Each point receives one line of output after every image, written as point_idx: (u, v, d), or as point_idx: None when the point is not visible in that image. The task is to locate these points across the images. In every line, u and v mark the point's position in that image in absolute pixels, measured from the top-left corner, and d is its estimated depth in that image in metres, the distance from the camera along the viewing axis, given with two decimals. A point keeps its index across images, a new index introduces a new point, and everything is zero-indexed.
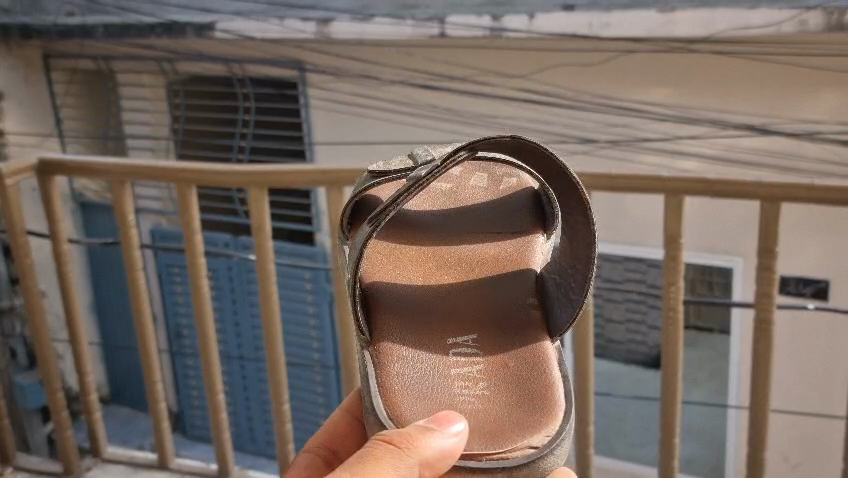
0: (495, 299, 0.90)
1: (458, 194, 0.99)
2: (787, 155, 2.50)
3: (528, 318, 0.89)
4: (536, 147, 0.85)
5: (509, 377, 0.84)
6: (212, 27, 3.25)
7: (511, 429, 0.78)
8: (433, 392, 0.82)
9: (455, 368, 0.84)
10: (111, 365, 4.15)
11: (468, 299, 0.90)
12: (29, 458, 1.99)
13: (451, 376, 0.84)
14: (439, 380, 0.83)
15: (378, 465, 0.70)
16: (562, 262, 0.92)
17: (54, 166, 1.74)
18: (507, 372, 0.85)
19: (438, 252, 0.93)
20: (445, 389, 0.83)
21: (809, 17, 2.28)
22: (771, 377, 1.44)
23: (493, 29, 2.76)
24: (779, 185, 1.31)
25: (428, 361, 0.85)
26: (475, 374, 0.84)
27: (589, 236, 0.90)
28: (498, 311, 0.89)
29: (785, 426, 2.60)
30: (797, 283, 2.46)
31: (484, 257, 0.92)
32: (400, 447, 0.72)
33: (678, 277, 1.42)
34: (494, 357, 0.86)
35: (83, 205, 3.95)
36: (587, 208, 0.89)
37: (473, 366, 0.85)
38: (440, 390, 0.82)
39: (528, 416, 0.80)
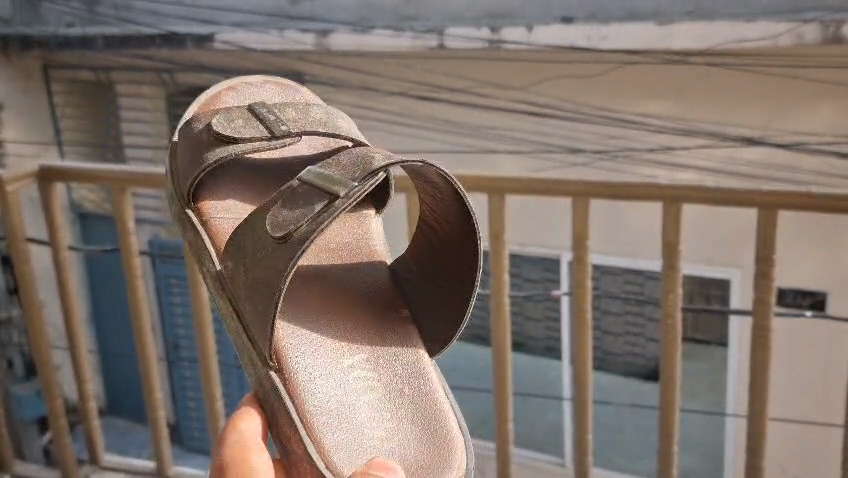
0: (383, 337, 1.09)
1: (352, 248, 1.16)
2: (786, 167, 2.48)
3: (405, 334, 1.10)
4: (284, 193, 0.94)
5: (400, 400, 1.02)
6: (211, 38, 3.31)
7: (418, 460, 0.95)
8: (341, 415, 0.97)
9: (359, 397, 1.00)
10: (108, 376, 4.14)
11: (365, 340, 1.07)
12: (27, 466, 1.99)
13: (357, 404, 1.00)
14: (345, 406, 0.98)
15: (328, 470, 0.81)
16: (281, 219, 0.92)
17: (52, 175, 1.73)
18: (400, 396, 1.03)
19: (326, 285, 1.11)
20: (352, 415, 0.98)
21: (807, 30, 2.37)
22: (769, 384, 1.43)
23: (492, 40, 2.83)
24: (778, 193, 1.32)
25: (328, 382, 1.00)
26: (377, 403, 1.01)
27: (293, 219, 0.91)
28: (390, 344, 1.08)
29: (783, 436, 2.62)
30: (794, 294, 2.47)
31: (351, 296, 1.11)
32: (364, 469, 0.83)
33: (676, 283, 1.43)
34: (388, 384, 1.03)
35: (81, 216, 3.95)
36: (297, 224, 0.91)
37: (373, 394, 1.02)
38: (347, 415, 0.98)
39: (424, 443, 0.97)
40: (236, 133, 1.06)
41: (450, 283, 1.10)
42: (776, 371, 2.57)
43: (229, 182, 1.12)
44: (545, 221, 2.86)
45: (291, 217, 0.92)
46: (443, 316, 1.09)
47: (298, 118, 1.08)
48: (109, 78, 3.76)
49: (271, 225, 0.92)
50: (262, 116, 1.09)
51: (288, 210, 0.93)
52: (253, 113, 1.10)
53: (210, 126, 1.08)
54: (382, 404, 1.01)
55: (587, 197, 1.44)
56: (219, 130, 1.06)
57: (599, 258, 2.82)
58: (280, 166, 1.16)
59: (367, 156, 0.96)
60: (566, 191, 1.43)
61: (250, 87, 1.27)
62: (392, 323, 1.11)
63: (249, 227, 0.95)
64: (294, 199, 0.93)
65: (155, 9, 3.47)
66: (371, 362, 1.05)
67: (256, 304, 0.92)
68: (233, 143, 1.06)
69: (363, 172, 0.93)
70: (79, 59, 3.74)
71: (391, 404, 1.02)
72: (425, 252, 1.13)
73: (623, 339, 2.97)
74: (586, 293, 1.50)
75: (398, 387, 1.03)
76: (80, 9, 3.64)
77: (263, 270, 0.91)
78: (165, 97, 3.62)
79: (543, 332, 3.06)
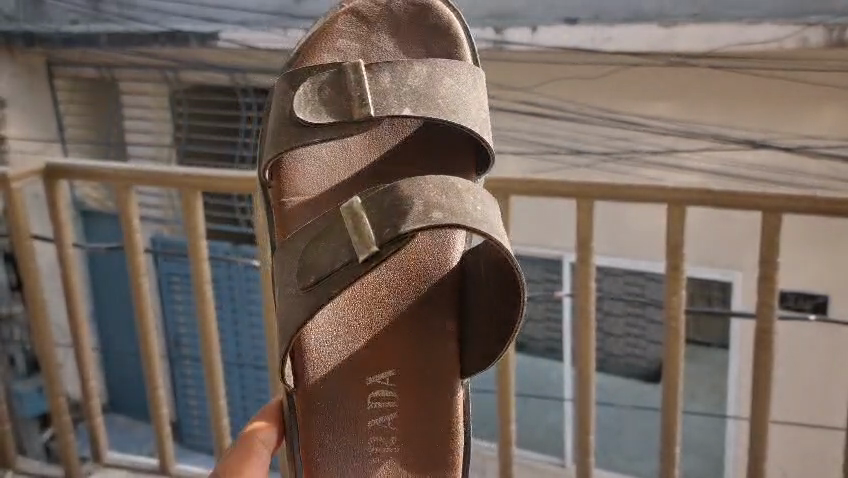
0: (424, 358, 1.18)
1: (424, 264, 1.18)
2: (789, 170, 2.50)
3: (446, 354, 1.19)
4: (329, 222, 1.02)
5: (411, 425, 1.18)
6: (216, 36, 3.28)
7: None
8: (350, 437, 1.15)
9: (374, 419, 1.16)
10: (109, 374, 4.15)
11: (403, 364, 1.18)
12: (30, 462, 2.00)
13: (370, 427, 1.16)
14: (358, 429, 1.16)
15: None
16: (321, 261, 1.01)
17: (57, 172, 1.72)
18: (413, 421, 1.18)
19: (379, 298, 1.18)
20: (362, 437, 1.16)
21: (811, 33, 2.35)
22: (770, 386, 1.43)
23: (495, 41, 2.83)
24: (782, 196, 1.32)
25: (350, 404, 1.15)
26: (389, 425, 1.17)
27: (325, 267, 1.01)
28: (424, 366, 1.18)
29: (782, 437, 2.62)
30: (795, 298, 2.48)
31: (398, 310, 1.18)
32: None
33: (679, 285, 1.43)
34: (404, 406, 1.18)
35: (83, 213, 3.96)
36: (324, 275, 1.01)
37: (388, 415, 1.17)
38: (357, 438, 1.16)
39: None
40: (318, 116, 1.07)
41: (493, 328, 1.18)
42: (777, 373, 2.57)
43: (311, 157, 1.15)
44: (547, 223, 2.85)
45: (327, 261, 1.01)
46: (483, 353, 1.18)
47: (382, 100, 1.07)
48: (112, 76, 3.77)
49: (305, 264, 1.03)
50: (348, 93, 1.07)
51: (325, 251, 1.01)
52: (342, 83, 1.08)
53: (299, 100, 1.08)
54: (393, 427, 1.17)
55: (589, 198, 1.43)
56: (297, 114, 1.07)
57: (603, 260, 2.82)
58: (364, 146, 1.19)
59: (407, 199, 0.98)
60: (570, 192, 1.43)
61: (368, 8, 1.22)
62: (435, 342, 1.19)
63: (291, 251, 1.06)
64: (330, 239, 1.01)
65: (159, 6, 3.50)
66: (396, 388, 1.17)
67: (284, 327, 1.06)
68: (315, 127, 1.07)
69: (389, 230, 0.97)
70: (82, 56, 3.75)
71: (402, 428, 1.18)
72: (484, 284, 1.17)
73: (624, 340, 2.97)
74: (589, 293, 1.50)
75: (410, 412, 1.18)
76: (85, 7, 3.67)
77: (288, 305, 1.04)
78: (167, 94, 3.65)
79: (543, 333, 3.06)
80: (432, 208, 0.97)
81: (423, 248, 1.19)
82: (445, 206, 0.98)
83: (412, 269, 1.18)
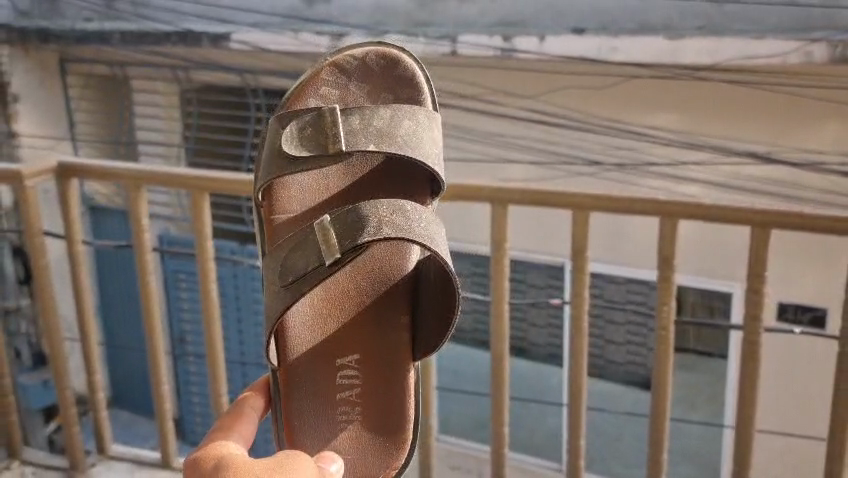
0: (385, 342, 1.27)
1: (386, 263, 1.27)
2: (793, 184, 2.52)
3: (402, 340, 1.27)
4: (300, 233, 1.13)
5: (375, 401, 1.25)
6: (227, 37, 3.34)
7: (369, 463, 1.22)
8: (321, 410, 1.22)
9: (341, 394, 1.24)
10: (114, 368, 4.20)
11: (365, 346, 1.26)
12: (35, 453, 2.04)
13: (338, 400, 1.24)
14: (327, 402, 1.23)
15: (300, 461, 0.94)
16: (293, 267, 1.13)
17: (71, 170, 1.77)
18: (377, 397, 1.25)
19: (345, 292, 1.26)
20: (332, 410, 1.23)
21: (815, 48, 2.37)
22: (756, 396, 1.47)
23: (504, 49, 2.87)
24: (773, 211, 1.35)
25: (318, 380, 1.23)
26: (354, 399, 1.24)
27: (299, 272, 1.12)
28: (385, 348, 1.26)
29: (768, 447, 2.67)
30: (795, 310, 2.52)
31: (364, 298, 1.26)
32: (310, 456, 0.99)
33: (670, 295, 1.46)
34: (367, 384, 1.26)
35: (92, 208, 4.02)
36: (296, 278, 1.12)
37: (354, 390, 1.25)
38: (327, 409, 1.23)
39: (380, 448, 1.24)
40: (300, 150, 1.15)
41: (442, 316, 1.25)
42: (766, 383, 2.61)
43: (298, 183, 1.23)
44: (547, 229, 2.90)
45: (299, 268, 1.12)
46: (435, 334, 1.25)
47: (354, 142, 1.14)
48: (124, 74, 3.82)
49: (283, 270, 1.13)
50: (328, 132, 1.14)
51: (298, 256, 1.13)
52: (325, 125, 1.15)
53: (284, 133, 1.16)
54: (359, 402, 1.25)
55: (585, 210, 1.47)
56: (284, 147, 1.15)
57: (598, 266, 2.85)
58: (343, 177, 1.26)
59: (365, 219, 1.10)
60: (568, 203, 1.46)
61: (347, 60, 1.26)
62: (393, 331, 1.27)
63: (272, 259, 1.16)
64: (303, 247, 1.12)
65: (172, 6, 3.50)
66: (362, 366, 1.25)
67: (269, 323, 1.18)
68: (295, 160, 1.15)
69: (350, 242, 1.10)
70: (96, 54, 3.79)
71: (366, 404, 1.25)
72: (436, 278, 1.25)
73: (626, 348, 3.01)
74: (583, 302, 1.53)
75: (374, 389, 1.26)
76: (98, 5, 3.65)
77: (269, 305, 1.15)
78: (178, 93, 3.71)
79: (545, 338, 3.10)
80: (383, 226, 1.09)
81: (386, 255, 1.28)
82: (396, 224, 1.10)
83: (377, 267, 1.27)
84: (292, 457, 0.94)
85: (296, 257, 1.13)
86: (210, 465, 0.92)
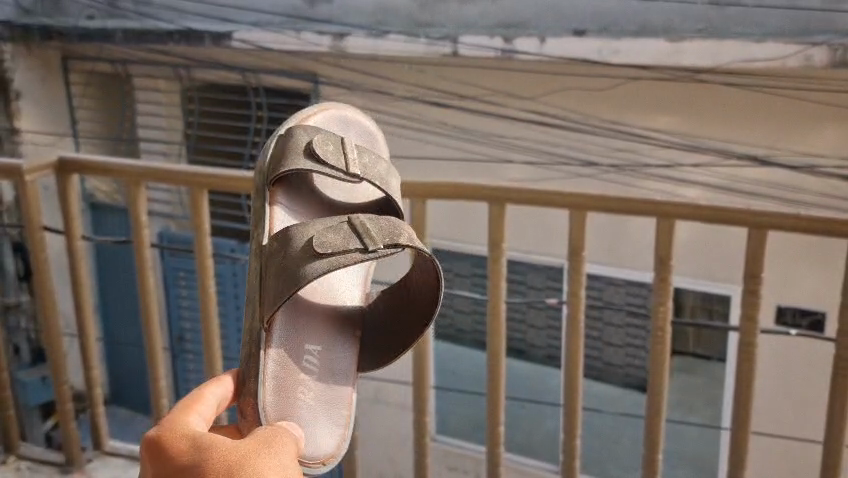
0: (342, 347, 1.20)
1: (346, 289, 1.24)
2: (791, 187, 2.54)
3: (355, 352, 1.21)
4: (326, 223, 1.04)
5: (328, 391, 1.12)
6: (228, 36, 3.32)
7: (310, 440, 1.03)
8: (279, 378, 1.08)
9: (301, 372, 1.11)
10: (113, 364, 4.20)
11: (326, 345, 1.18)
12: (33, 449, 2.03)
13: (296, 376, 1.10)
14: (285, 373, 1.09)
15: (280, 439, 0.79)
16: (317, 242, 1.01)
17: (72, 166, 1.77)
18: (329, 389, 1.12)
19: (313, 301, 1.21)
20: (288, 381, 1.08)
21: (815, 52, 2.36)
22: (752, 397, 1.46)
23: (504, 50, 2.83)
24: (770, 213, 1.35)
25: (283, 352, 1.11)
26: (310, 382, 1.11)
27: (324, 249, 1.00)
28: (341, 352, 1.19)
29: (762, 448, 2.68)
30: (794, 313, 2.52)
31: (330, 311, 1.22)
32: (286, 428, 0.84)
33: (667, 295, 1.46)
34: (323, 375, 1.14)
35: (92, 206, 4.02)
36: (320, 254, 1.00)
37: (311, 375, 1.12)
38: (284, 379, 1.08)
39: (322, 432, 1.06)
40: (322, 157, 1.13)
41: (400, 332, 1.22)
42: (764, 386, 2.62)
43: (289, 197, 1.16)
44: (545, 229, 2.91)
45: (325, 246, 1.01)
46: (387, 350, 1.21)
47: (368, 171, 1.15)
48: (127, 72, 3.82)
49: (317, 239, 1.00)
50: (348, 153, 1.15)
51: (326, 237, 1.01)
52: (348, 148, 1.16)
53: (308, 138, 1.14)
54: (318, 390, 1.11)
55: (584, 211, 1.47)
56: (313, 146, 1.13)
57: (596, 268, 2.85)
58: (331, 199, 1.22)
59: (399, 229, 1.04)
60: (566, 203, 1.46)
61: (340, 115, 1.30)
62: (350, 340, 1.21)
63: (286, 238, 1.03)
64: (331, 233, 1.02)
65: (174, 4, 3.49)
66: (322, 362, 1.15)
67: (272, 286, 1.01)
68: (315, 162, 1.12)
69: (390, 240, 1.02)
70: (98, 51, 3.80)
71: (324, 394, 1.11)
72: (393, 299, 1.24)
73: (625, 350, 3.02)
74: (579, 302, 1.53)
75: (332, 384, 1.13)
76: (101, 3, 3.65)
77: (282, 271, 1.00)
78: (180, 91, 3.72)
79: (545, 340, 3.11)
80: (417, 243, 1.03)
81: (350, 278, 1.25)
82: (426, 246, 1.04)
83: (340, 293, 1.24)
84: (274, 440, 0.78)
85: (322, 236, 1.01)
86: (183, 460, 0.75)
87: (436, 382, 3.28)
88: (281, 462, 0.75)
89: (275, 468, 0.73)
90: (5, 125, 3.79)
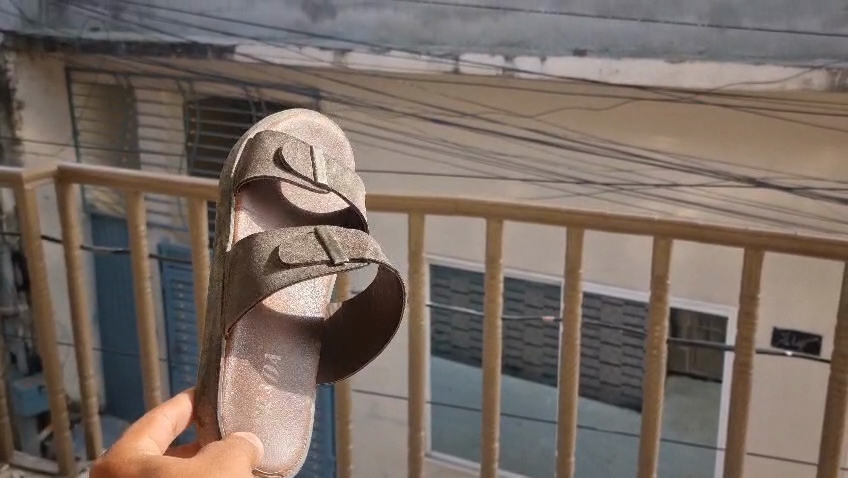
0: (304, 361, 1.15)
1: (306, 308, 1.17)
2: (789, 210, 2.55)
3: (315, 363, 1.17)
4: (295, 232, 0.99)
5: (285, 403, 1.06)
6: (231, 50, 3.33)
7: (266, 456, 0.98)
8: (240, 388, 1.02)
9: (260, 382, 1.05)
10: (109, 375, 4.19)
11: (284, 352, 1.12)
12: (27, 456, 1.96)
13: (255, 386, 1.04)
14: (245, 383, 1.03)
15: (230, 457, 0.79)
16: (282, 253, 0.97)
17: (71, 174, 1.72)
18: (286, 401, 1.07)
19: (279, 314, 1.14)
20: (248, 392, 1.02)
21: (814, 76, 2.39)
22: (747, 419, 1.42)
23: (505, 68, 2.85)
24: (765, 233, 1.34)
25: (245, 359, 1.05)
26: (270, 393, 1.05)
27: (290, 260, 0.96)
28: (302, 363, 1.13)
29: (758, 471, 2.67)
30: (790, 336, 2.53)
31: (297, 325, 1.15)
32: (238, 442, 0.84)
33: (663, 316, 1.43)
34: (281, 384, 1.08)
35: (92, 216, 4.02)
36: (283, 265, 0.96)
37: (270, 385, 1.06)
38: (244, 390, 1.02)
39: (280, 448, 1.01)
40: (290, 165, 1.10)
41: (359, 347, 1.19)
42: (762, 409, 2.62)
43: (251, 199, 1.13)
44: (543, 247, 2.91)
45: (290, 256, 0.97)
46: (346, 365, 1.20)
47: (334, 182, 1.12)
48: (129, 83, 3.82)
49: (282, 251, 0.97)
50: (316, 162, 1.13)
51: (291, 249, 0.97)
52: (317, 158, 1.13)
53: (278, 145, 1.11)
54: (278, 402, 1.06)
55: (581, 228, 1.45)
56: (281, 153, 1.10)
57: (593, 285, 2.87)
58: (295, 207, 1.19)
59: (366, 244, 1.00)
60: (560, 218, 1.45)
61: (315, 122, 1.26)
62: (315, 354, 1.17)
63: (251, 246, 0.99)
64: (297, 244, 0.98)
65: (179, 18, 3.55)
66: (286, 369, 1.10)
67: (236, 297, 0.97)
68: (284, 171, 1.09)
69: (357, 254, 0.98)
70: (101, 62, 3.81)
71: (285, 406, 1.06)
72: (354, 313, 1.21)
73: (620, 369, 3.02)
74: (576, 318, 1.48)
75: (290, 395, 1.08)
76: (105, 15, 3.73)
77: (246, 281, 0.96)
78: (182, 103, 3.71)
79: (540, 358, 3.13)
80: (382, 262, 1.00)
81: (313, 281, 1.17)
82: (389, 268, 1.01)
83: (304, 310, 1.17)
84: (226, 455, 0.79)
85: (287, 248, 0.97)
86: None
87: (432, 398, 3.28)
88: None
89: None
90: (7, 134, 3.80)
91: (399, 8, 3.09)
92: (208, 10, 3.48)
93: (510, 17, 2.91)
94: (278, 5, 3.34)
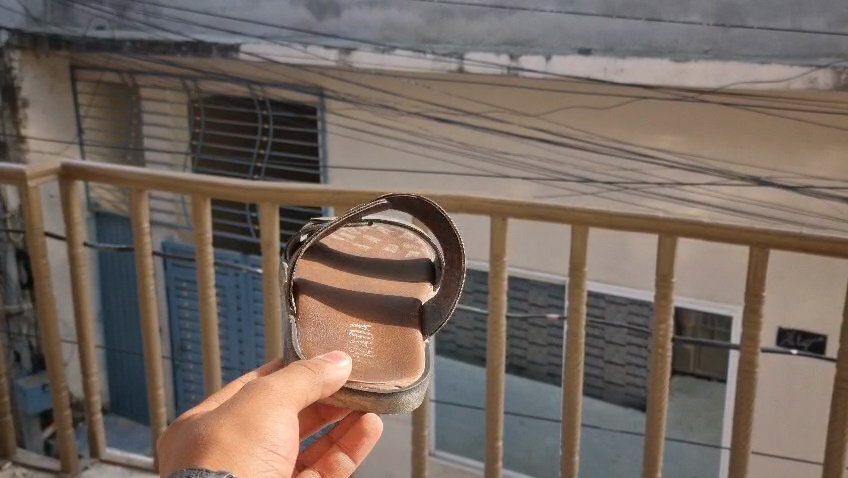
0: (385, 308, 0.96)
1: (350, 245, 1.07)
2: (794, 209, 2.54)
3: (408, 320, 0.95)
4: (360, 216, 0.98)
5: (390, 342, 0.92)
6: (236, 49, 3.29)
7: (370, 375, 0.85)
8: (330, 340, 0.90)
9: (353, 332, 0.92)
10: (112, 372, 4.20)
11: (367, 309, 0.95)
12: (28, 454, 1.88)
13: (348, 334, 0.91)
14: (337, 333, 0.91)
15: (276, 378, 0.77)
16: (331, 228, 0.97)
17: (76, 171, 1.70)
18: (391, 339, 0.92)
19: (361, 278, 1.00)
20: (341, 341, 0.91)
21: (819, 75, 2.34)
22: (753, 419, 1.40)
23: (510, 67, 2.79)
24: (772, 231, 1.32)
25: (331, 327, 0.92)
26: (368, 339, 0.92)
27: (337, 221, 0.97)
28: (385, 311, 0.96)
29: (764, 469, 2.66)
30: (795, 335, 2.51)
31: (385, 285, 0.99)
32: (311, 369, 0.78)
33: (668, 315, 1.42)
34: (379, 329, 0.93)
35: (96, 214, 4.03)
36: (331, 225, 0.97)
37: (367, 334, 0.92)
38: (335, 340, 0.90)
39: (389, 374, 0.86)
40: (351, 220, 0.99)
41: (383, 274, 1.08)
42: (767, 408, 2.61)
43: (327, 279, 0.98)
44: (547, 247, 2.91)
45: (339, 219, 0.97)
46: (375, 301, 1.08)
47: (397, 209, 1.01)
48: (135, 82, 3.83)
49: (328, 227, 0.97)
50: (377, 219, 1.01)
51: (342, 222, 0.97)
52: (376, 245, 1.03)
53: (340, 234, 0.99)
54: (380, 340, 0.92)
55: (585, 226, 1.44)
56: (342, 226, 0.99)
57: (596, 285, 2.86)
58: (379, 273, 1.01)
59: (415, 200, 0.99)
60: (565, 217, 1.44)
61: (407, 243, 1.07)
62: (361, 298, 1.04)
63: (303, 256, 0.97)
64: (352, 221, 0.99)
65: (183, 16, 3.55)
66: (375, 325, 0.93)
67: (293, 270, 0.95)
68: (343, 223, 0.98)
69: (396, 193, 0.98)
70: (106, 61, 3.81)
71: (390, 341, 0.92)
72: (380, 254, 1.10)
73: (625, 369, 3.01)
74: (580, 317, 1.46)
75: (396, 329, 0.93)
76: (110, 13, 3.71)
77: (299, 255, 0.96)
78: (187, 103, 3.74)
79: (544, 357, 3.12)
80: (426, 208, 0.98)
81: (406, 310, 0.96)
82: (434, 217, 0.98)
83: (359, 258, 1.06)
84: (263, 389, 0.75)
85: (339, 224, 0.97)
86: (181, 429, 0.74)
87: (436, 397, 3.28)
88: (269, 405, 0.73)
89: (232, 427, 0.71)
90: (11, 132, 3.73)
91: (403, 7, 3.08)
92: (212, 8, 3.47)
93: (516, 16, 2.89)
94: (282, 4, 3.33)
